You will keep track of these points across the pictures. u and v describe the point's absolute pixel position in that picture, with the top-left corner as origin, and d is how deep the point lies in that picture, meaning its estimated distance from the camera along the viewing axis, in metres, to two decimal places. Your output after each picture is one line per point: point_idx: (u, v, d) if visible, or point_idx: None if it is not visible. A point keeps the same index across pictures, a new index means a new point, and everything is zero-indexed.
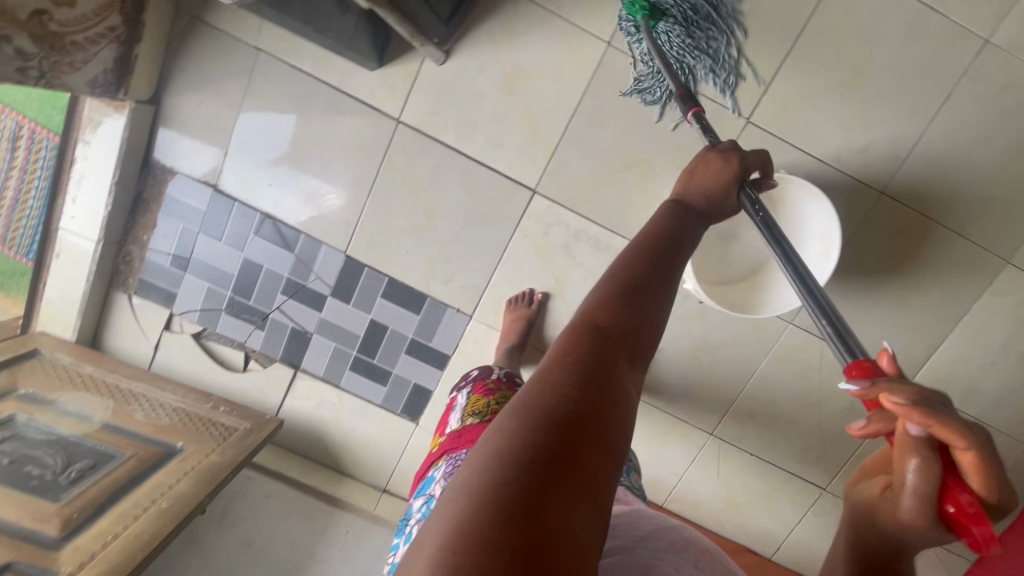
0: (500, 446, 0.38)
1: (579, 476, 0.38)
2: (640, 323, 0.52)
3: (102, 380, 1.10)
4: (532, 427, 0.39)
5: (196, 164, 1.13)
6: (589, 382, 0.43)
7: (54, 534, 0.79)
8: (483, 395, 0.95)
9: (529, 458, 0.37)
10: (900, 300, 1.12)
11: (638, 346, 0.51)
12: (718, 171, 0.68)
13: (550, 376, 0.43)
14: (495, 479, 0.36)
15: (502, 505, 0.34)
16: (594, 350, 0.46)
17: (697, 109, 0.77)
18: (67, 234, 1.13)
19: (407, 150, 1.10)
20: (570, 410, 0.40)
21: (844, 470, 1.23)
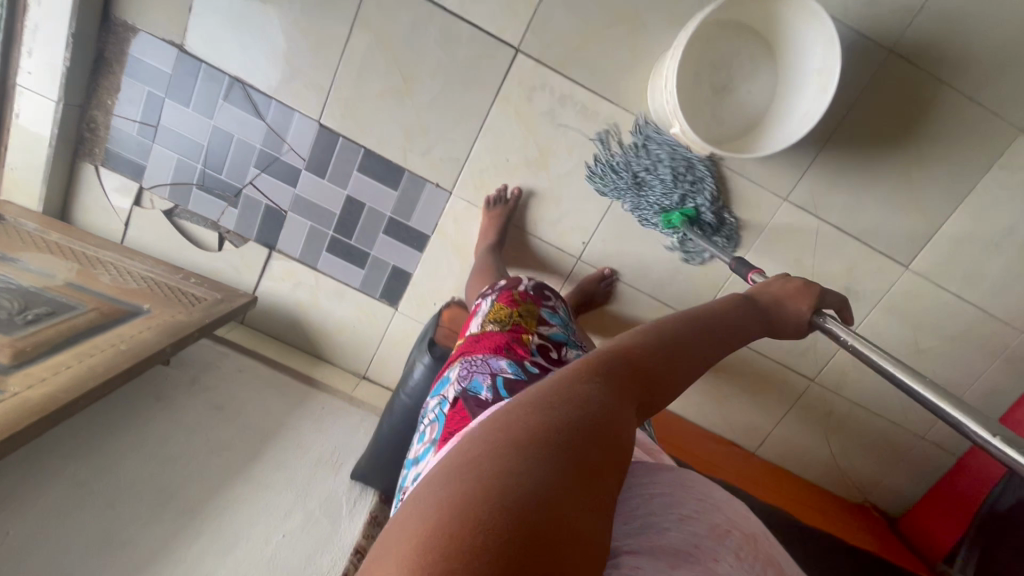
0: (513, 434, 0.35)
1: (591, 479, 0.35)
2: (682, 379, 0.49)
3: (68, 247, 1.07)
4: (563, 419, 0.37)
5: (158, 20, 1.07)
6: (612, 402, 0.40)
7: (3, 361, 0.75)
8: (508, 305, 0.83)
9: (548, 455, 0.34)
10: (902, 175, 1.06)
11: (667, 385, 0.48)
12: (792, 291, 0.71)
13: (579, 389, 0.40)
14: (502, 469, 0.32)
15: (513, 495, 0.31)
16: (619, 375, 0.43)
17: (753, 271, 0.90)
18: (26, 93, 1.08)
19: (382, 5, 1.03)
20: (591, 421, 0.38)
21: (831, 361, 1.20)
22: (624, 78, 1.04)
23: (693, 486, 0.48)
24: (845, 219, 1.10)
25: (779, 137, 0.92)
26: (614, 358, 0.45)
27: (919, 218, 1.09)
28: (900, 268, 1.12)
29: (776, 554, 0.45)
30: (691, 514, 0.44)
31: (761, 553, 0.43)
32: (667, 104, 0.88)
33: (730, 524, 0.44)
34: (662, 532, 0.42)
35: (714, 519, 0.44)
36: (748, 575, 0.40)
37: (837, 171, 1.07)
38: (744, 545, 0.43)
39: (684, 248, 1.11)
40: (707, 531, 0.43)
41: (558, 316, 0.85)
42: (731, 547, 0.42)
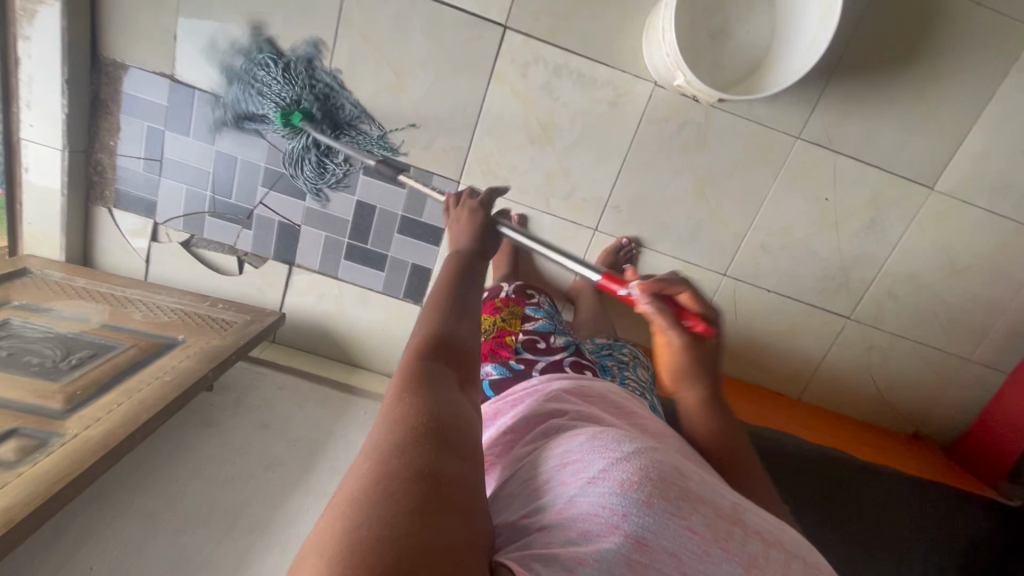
0: (347, 490, 0.35)
1: (432, 493, 0.34)
2: (469, 345, 0.51)
3: (96, 291, 1.09)
4: (382, 461, 0.36)
5: (146, 54, 1.07)
6: (434, 403, 0.42)
7: (59, 407, 0.77)
8: (493, 314, 0.96)
9: (382, 493, 0.33)
10: (916, 94, 1.03)
11: (466, 355, 0.50)
12: (470, 219, 0.75)
13: (397, 411, 0.41)
14: (345, 531, 0.32)
15: (355, 553, 0.30)
16: (426, 375, 0.45)
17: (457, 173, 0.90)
18: (31, 146, 1.09)
19: (363, 3, 1.02)
20: (415, 434, 0.38)
21: (865, 295, 1.18)
22: (616, 39, 1.02)
23: (605, 442, 0.46)
24: (862, 148, 1.07)
25: (784, 74, 0.89)
26: (412, 363, 0.46)
27: (939, 136, 1.05)
28: (926, 191, 1.09)
29: (701, 486, 0.44)
30: (596, 475, 0.43)
31: (678, 490, 0.41)
32: (667, 57, 0.85)
33: (641, 472, 0.42)
34: (569, 504, 0.42)
35: (619, 471, 0.42)
36: (659, 524, 0.39)
37: (847, 100, 1.04)
38: (655, 486, 0.41)
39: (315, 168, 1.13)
40: (609, 489, 0.41)
41: (542, 310, 0.96)
42: (637, 498, 0.40)
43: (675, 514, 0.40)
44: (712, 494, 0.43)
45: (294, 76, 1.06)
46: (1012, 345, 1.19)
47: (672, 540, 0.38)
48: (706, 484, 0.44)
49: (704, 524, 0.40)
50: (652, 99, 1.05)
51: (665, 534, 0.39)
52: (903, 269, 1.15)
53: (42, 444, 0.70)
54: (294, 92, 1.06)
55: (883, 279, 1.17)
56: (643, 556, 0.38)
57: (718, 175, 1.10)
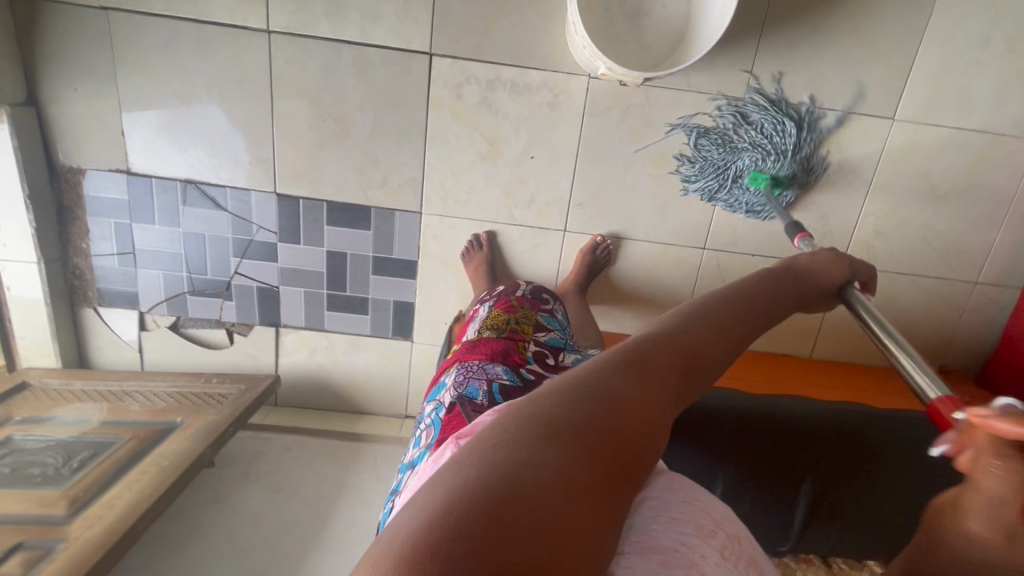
0: (532, 426, 0.36)
1: (603, 483, 0.35)
2: (707, 374, 0.49)
3: (94, 390, 1.11)
4: (583, 416, 0.38)
5: (99, 154, 1.10)
6: (643, 399, 0.42)
7: (62, 512, 0.78)
8: (506, 311, 0.94)
9: (559, 451, 0.35)
10: (852, 29, 1.01)
11: (699, 377, 0.49)
12: (829, 264, 0.69)
13: (600, 376, 0.42)
14: (521, 457, 0.33)
15: (524, 494, 0.31)
16: (656, 368, 0.45)
17: (805, 235, 0.91)
18: (9, 264, 1.13)
19: (290, 60, 1.04)
20: (611, 417, 0.39)
21: (852, 239, 1.15)
22: (541, 41, 1.02)
23: (680, 484, 0.50)
24: (811, 94, 1.05)
25: (703, 41, 0.88)
26: (650, 346, 0.47)
27: (886, 65, 1.03)
28: (887, 122, 1.07)
29: (759, 556, 0.48)
30: (676, 513, 0.45)
31: (744, 556, 0.45)
32: (585, 48, 0.84)
33: (716, 524, 0.46)
34: (649, 529, 0.43)
35: (702, 519, 0.46)
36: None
37: (785, 51, 1.02)
38: (729, 545, 0.45)
39: (688, 161, 1.09)
40: (693, 531, 0.44)
41: (556, 320, 0.95)
42: (717, 546, 0.43)
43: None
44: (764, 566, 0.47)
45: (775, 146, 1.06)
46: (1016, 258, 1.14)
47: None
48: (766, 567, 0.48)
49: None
50: (590, 91, 1.05)
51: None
52: (884, 205, 1.12)
53: (46, 553, 0.71)
54: (777, 150, 1.06)
55: (867, 219, 1.13)
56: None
57: (674, 152, 1.09)
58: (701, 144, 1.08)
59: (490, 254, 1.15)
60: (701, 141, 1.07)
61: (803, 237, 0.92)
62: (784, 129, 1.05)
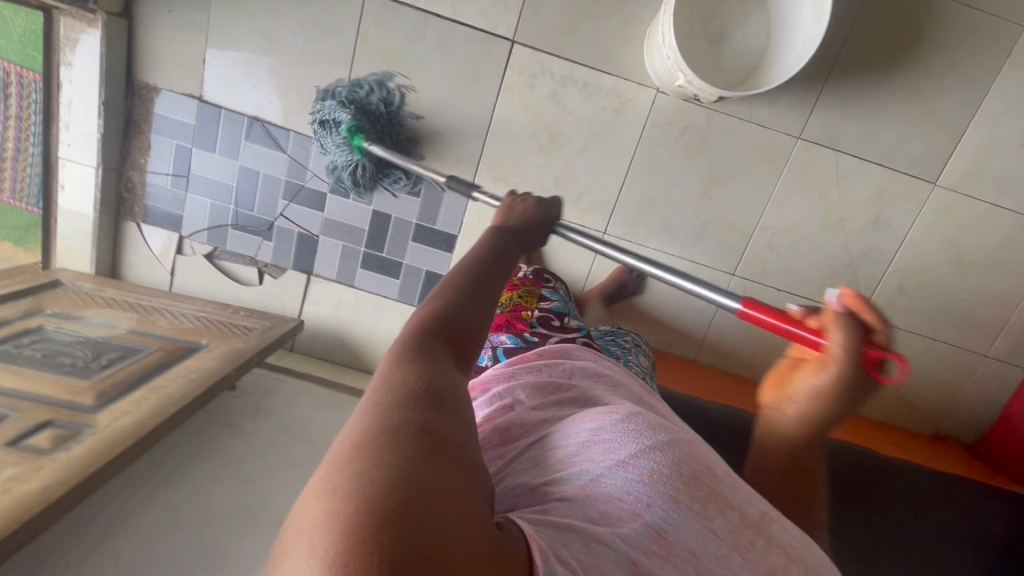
0: (349, 445, 0.35)
1: (433, 440, 0.35)
2: (473, 320, 0.52)
3: (124, 300, 1.14)
4: (389, 409, 0.37)
5: (176, 77, 1.14)
6: (434, 368, 0.43)
7: (90, 402, 0.80)
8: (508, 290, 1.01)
9: (385, 441, 0.34)
10: (912, 93, 1.06)
11: (474, 331, 0.51)
12: (527, 211, 0.78)
13: (394, 373, 0.42)
14: (351, 474, 0.32)
15: (369, 495, 0.30)
16: (429, 344, 0.46)
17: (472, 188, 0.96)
18: (68, 164, 1.16)
19: (379, 22, 1.08)
20: (416, 396, 0.39)
21: (876, 292, 1.19)
22: (619, 49, 1.07)
23: (637, 429, 0.47)
24: (862, 146, 1.10)
25: (778, 74, 0.93)
26: (420, 335, 0.47)
27: (937, 132, 1.08)
28: (929, 186, 1.11)
29: (729, 490, 0.46)
30: (625, 460, 0.44)
31: (705, 491, 0.44)
32: (668, 58, 0.88)
33: (672, 467, 0.44)
34: (595, 482, 0.44)
35: (650, 462, 0.44)
36: (682, 519, 0.41)
37: (845, 101, 1.07)
38: (684, 484, 0.43)
39: (320, 111, 1.09)
40: (638, 476, 0.43)
41: (557, 293, 1.03)
42: (666, 492, 0.42)
43: (699, 514, 0.42)
44: (735, 498, 0.46)
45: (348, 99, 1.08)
46: None
47: (691, 537, 0.41)
48: (737, 491, 0.47)
49: (724, 529, 0.42)
50: (655, 105, 1.10)
51: (687, 529, 0.41)
52: (912, 263, 1.16)
53: (74, 434, 0.72)
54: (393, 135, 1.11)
55: (894, 275, 1.18)
56: (663, 547, 0.40)
57: (723, 177, 1.13)
58: (320, 106, 1.09)
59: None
60: (320, 100, 1.09)
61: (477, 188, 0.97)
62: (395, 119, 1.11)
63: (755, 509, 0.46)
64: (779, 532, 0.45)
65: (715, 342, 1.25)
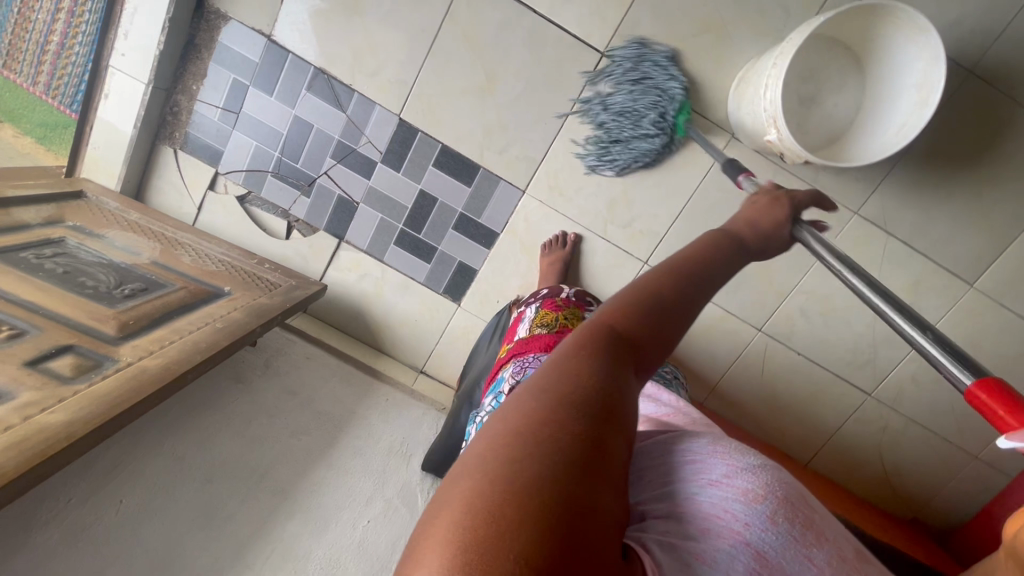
0: (511, 428, 0.34)
1: (597, 456, 0.33)
2: (674, 331, 0.46)
3: (148, 228, 1.09)
4: (557, 402, 0.35)
5: (249, 9, 1.09)
6: (612, 374, 0.39)
7: (112, 333, 0.76)
8: (552, 310, 0.96)
9: (546, 440, 0.32)
10: (973, 194, 1.08)
11: (666, 340, 0.46)
12: (766, 210, 0.65)
13: (575, 363, 0.38)
14: (504, 461, 0.31)
15: (525, 485, 0.30)
16: (616, 339, 0.42)
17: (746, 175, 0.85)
18: (117, 74, 1.10)
19: (472, 4, 1.05)
20: (592, 395, 0.36)
21: (889, 375, 1.22)
22: (705, 86, 1.06)
23: (727, 446, 0.43)
24: (913, 235, 1.11)
25: (862, 153, 0.94)
26: (609, 327, 0.43)
27: (987, 236, 1.10)
28: (965, 286, 1.14)
29: (826, 523, 0.42)
30: (717, 478, 0.41)
31: (803, 516, 0.40)
32: (764, 111, 0.87)
33: (766, 487, 0.39)
34: (687, 500, 0.41)
35: (750, 479, 0.39)
36: (783, 542, 0.38)
37: (908, 188, 1.08)
38: (781, 505, 0.39)
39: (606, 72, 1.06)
40: (734, 495, 0.39)
41: None
42: (764, 511, 0.38)
43: (799, 539, 0.38)
44: (829, 530, 0.42)
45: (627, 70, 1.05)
46: None
47: (794, 563, 0.37)
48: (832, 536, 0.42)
49: (825, 559, 0.39)
50: (727, 149, 1.09)
51: (788, 554, 0.37)
52: None
53: (96, 366, 0.69)
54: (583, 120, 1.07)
55: (910, 363, 1.20)
56: (764, 569, 0.37)
57: None
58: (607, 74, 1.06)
59: (569, 255, 1.17)
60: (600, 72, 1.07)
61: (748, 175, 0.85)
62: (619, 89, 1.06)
63: (850, 551, 0.42)
64: None
65: (724, 391, 1.26)
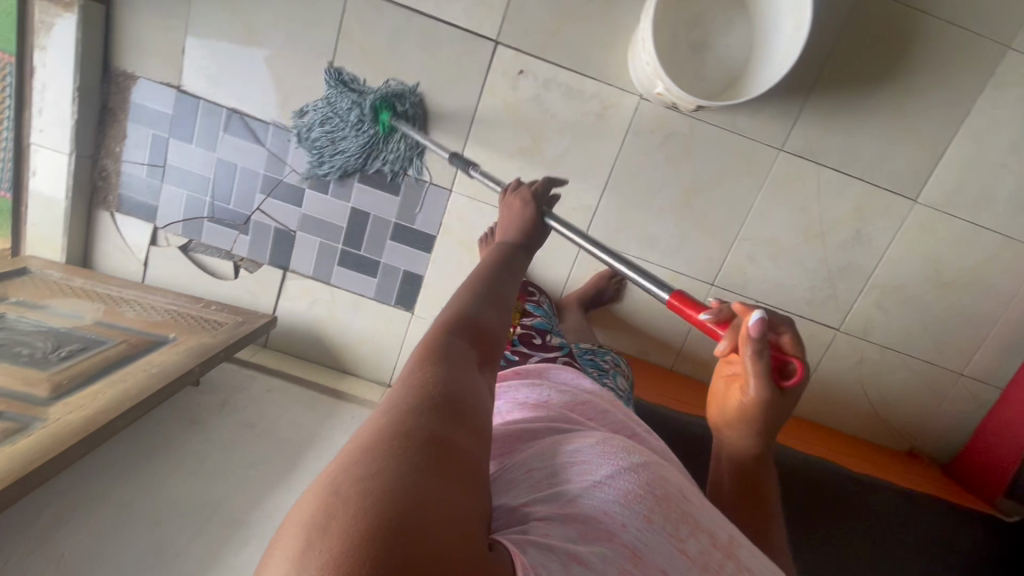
0: (356, 446, 0.33)
1: (446, 455, 0.33)
2: (495, 329, 0.51)
3: (93, 291, 1.11)
4: (401, 412, 0.35)
5: (154, 65, 1.12)
6: (450, 377, 0.40)
7: (43, 394, 0.78)
8: None
9: (394, 450, 0.32)
10: (894, 109, 1.06)
11: (492, 340, 0.50)
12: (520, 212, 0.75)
13: (414, 377, 0.39)
14: (353, 476, 0.30)
15: (375, 505, 0.28)
16: (448, 346, 0.45)
17: (469, 165, 0.98)
18: (40, 150, 1.14)
19: (362, 18, 1.07)
20: (433, 404, 0.36)
21: (854, 307, 1.19)
22: (603, 53, 1.06)
23: (614, 449, 0.46)
24: (844, 161, 1.09)
25: (752, 87, 0.93)
26: (439, 335, 0.46)
27: (919, 149, 1.08)
28: (909, 203, 1.11)
29: (701, 513, 0.45)
30: (601, 480, 0.42)
31: (678, 512, 0.42)
32: (647, 65, 0.88)
33: (644, 487, 0.43)
34: (573, 501, 0.41)
35: (626, 482, 0.42)
36: (656, 539, 0.40)
37: (827, 115, 1.07)
38: (656, 504, 0.42)
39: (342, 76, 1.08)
40: (613, 495, 0.41)
41: (540, 309, 1.03)
42: (640, 511, 0.40)
43: (673, 535, 0.41)
44: (708, 519, 0.44)
45: (339, 81, 1.08)
46: (1006, 360, 1.18)
47: (666, 557, 0.39)
48: (708, 521, 0.44)
49: (696, 549, 0.41)
50: (639, 111, 1.09)
51: (661, 549, 0.39)
52: (889, 279, 1.16)
53: (22, 428, 0.71)
54: (351, 125, 1.09)
55: (872, 290, 1.17)
56: (636, 566, 0.38)
57: (703, 187, 1.13)
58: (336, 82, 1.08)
59: None
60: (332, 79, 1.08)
61: (475, 163, 0.99)
62: (337, 96, 1.09)
63: (729, 536, 0.45)
64: (750, 562, 0.44)
65: (691, 352, 1.24)
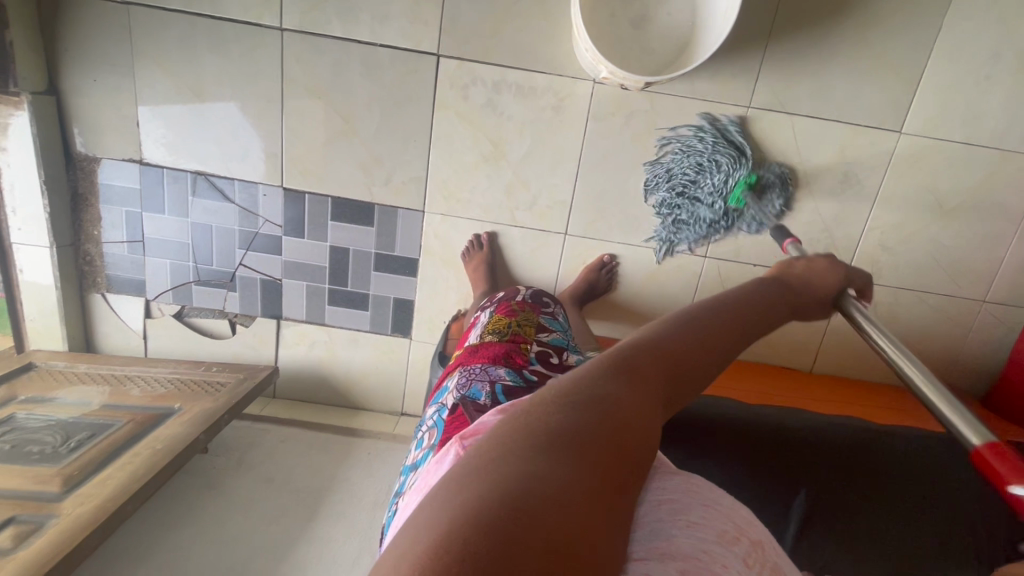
0: (519, 440, 0.35)
1: (600, 493, 0.34)
2: (699, 371, 0.48)
3: (98, 374, 1.13)
4: (570, 426, 0.37)
5: (113, 144, 1.13)
6: (620, 405, 0.41)
7: (56, 490, 0.80)
8: (507, 315, 0.92)
9: (556, 462, 0.34)
10: (859, 42, 1.01)
11: (687, 378, 0.48)
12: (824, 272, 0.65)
13: (592, 388, 0.41)
14: (513, 472, 0.33)
15: (529, 509, 0.30)
16: (634, 367, 0.45)
17: (793, 240, 0.80)
18: (22, 247, 1.16)
19: (300, 57, 1.06)
20: (595, 428, 0.38)
21: (857, 252, 1.14)
22: (548, 45, 1.03)
23: (700, 490, 0.46)
24: (817, 105, 1.05)
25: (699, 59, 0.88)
26: (634, 354, 0.46)
27: (894, 78, 1.02)
28: (895, 135, 1.06)
29: (782, 561, 0.45)
30: (695, 522, 0.42)
31: (767, 562, 0.43)
32: (587, 52, 0.87)
33: (738, 529, 0.43)
34: (670, 540, 0.40)
35: (722, 524, 0.43)
36: None
37: (790, 63, 1.02)
38: (752, 552, 0.42)
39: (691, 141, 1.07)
40: (714, 537, 0.41)
41: (557, 323, 0.94)
42: (740, 554, 0.41)
43: None
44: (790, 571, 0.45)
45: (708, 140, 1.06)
46: None
47: None
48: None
49: None
50: (595, 95, 1.06)
51: None
52: (889, 218, 1.11)
53: (36, 528, 0.74)
54: (723, 170, 1.07)
55: (872, 233, 1.12)
56: None
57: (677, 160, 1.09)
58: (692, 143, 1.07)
59: (489, 255, 1.16)
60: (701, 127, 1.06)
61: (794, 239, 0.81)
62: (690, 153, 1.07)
63: None
64: None
65: None
